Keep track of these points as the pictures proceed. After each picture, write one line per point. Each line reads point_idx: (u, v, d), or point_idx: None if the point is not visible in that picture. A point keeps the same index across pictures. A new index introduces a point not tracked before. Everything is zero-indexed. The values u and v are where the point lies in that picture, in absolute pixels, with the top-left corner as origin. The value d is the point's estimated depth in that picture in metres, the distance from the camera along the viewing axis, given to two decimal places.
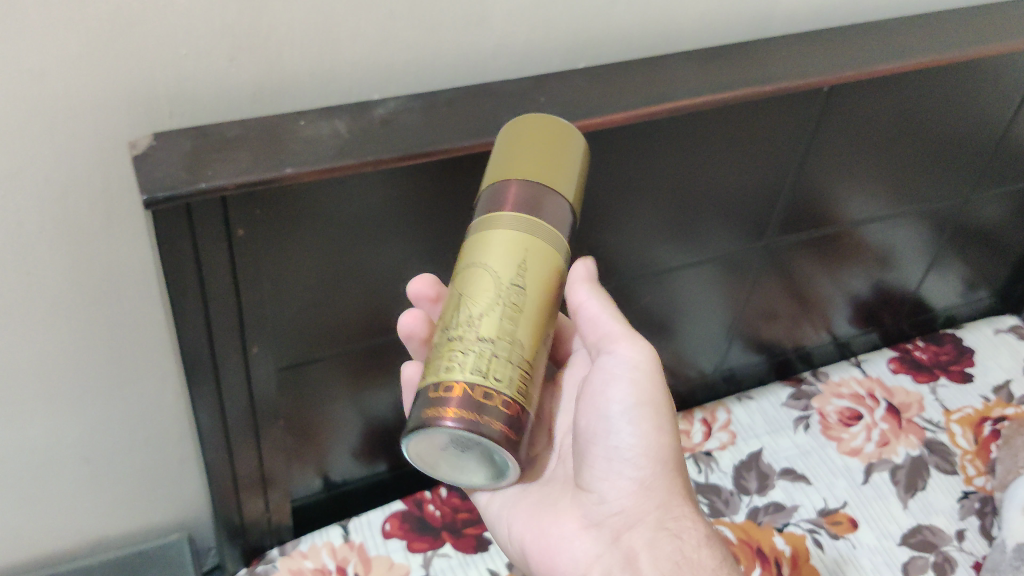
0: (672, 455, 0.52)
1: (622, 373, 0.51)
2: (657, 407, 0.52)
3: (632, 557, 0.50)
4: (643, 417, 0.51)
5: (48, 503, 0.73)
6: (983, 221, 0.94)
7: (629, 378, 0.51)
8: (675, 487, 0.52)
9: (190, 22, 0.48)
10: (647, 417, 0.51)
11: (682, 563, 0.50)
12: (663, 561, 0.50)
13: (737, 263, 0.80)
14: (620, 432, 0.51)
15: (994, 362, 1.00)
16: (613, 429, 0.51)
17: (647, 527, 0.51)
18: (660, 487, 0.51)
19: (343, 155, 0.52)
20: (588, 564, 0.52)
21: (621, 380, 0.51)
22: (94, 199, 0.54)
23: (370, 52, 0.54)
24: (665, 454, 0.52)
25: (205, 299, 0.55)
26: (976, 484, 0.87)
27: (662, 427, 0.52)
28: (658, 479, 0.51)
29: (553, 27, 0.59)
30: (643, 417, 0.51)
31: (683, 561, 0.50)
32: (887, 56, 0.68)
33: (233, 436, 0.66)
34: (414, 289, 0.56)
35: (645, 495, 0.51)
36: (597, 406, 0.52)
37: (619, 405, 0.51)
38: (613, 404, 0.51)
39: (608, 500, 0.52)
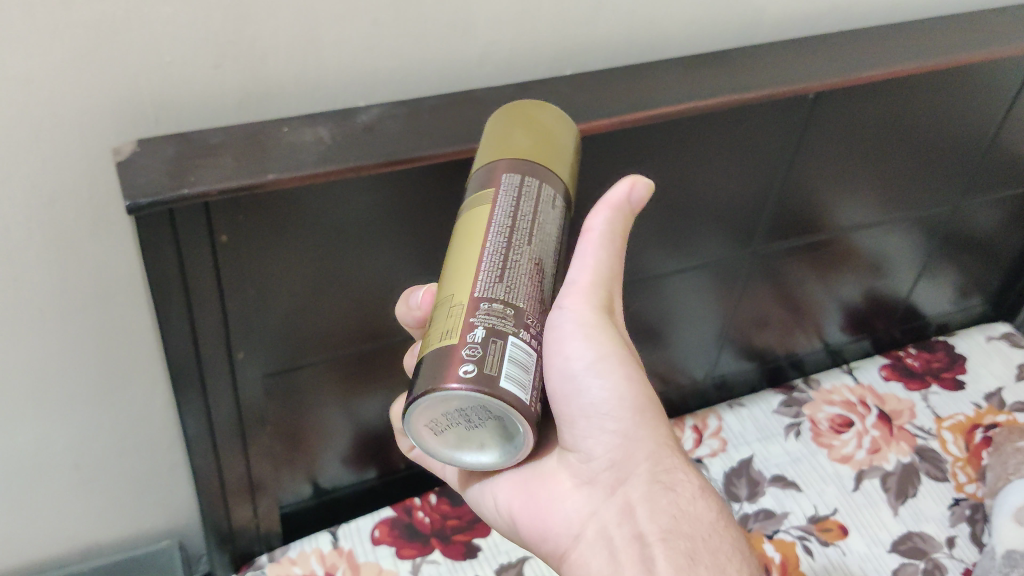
0: (645, 398, 0.49)
1: (571, 329, 0.46)
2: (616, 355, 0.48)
3: (630, 511, 0.49)
4: (610, 367, 0.48)
5: (38, 509, 0.74)
6: (975, 228, 0.94)
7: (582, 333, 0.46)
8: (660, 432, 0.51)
9: (174, 28, 0.48)
10: (613, 368, 0.48)
11: (680, 516, 0.49)
12: (660, 514, 0.49)
13: (727, 270, 0.80)
14: (591, 390, 0.47)
15: (987, 369, 1.00)
16: (583, 388, 0.47)
17: (642, 480, 0.49)
18: (649, 433, 0.50)
19: (325, 162, 0.52)
20: (582, 521, 0.50)
21: (574, 336, 0.46)
22: (81, 205, 0.54)
23: (355, 59, 0.55)
24: (641, 400, 0.49)
25: (190, 305, 0.55)
26: (967, 491, 0.87)
27: (630, 375, 0.48)
28: (639, 428, 0.49)
29: (538, 34, 0.60)
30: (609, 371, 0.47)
31: (679, 514, 0.49)
32: (872, 63, 0.68)
33: (222, 442, 0.66)
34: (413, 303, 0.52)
35: (634, 448, 0.49)
36: (557, 371, 0.46)
37: (584, 363, 0.46)
38: (574, 364, 0.46)
39: (594, 457, 0.49)
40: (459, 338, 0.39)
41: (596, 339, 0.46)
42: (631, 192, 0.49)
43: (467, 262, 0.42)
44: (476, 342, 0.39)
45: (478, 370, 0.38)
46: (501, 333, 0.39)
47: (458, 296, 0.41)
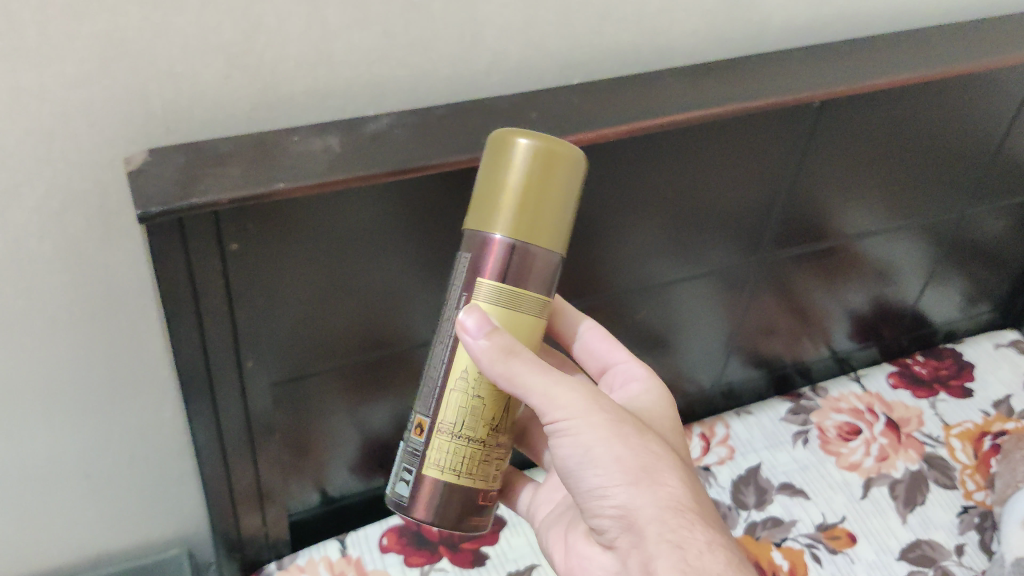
0: (648, 466, 0.45)
1: (563, 426, 0.46)
2: (608, 438, 0.45)
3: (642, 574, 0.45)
4: (604, 451, 0.45)
5: (48, 517, 0.74)
6: (981, 236, 0.94)
7: (571, 430, 0.46)
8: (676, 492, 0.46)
9: (184, 40, 0.49)
10: (604, 449, 0.45)
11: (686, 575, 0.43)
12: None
13: (735, 278, 0.80)
14: (586, 475, 0.46)
15: (995, 377, 1.00)
16: (580, 476, 0.46)
17: (647, 542, 0.45)
18: (660, 499, 0.45)
19: (335, 170, 0.53)
20: None
21: (565, 433, 0.46)
22: (91, 214, 0.55)
23: (364, 69, 0.55)
24: (636, 473, 0.45)
25: (200, 314, 0.56)
26: (976, 499, 0.86)
27: (626, 455, 0.45)
28: (641, 496, 0.45)
29: (546, 43, 0.60)
30: (597, 456, 0.45)
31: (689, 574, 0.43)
32: (877, 70, 0.68)
33: (230, 450, 0.66)
34: None
35: (643, 525, 0.45)
36: (561, 465, 0.47)
37: (575, 455, 0.46)
38: (570, 459, 0.46)
39: (610, 530, 0.47)
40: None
41: (583, 434, 0.45)
42: (468, 339, 0.44)
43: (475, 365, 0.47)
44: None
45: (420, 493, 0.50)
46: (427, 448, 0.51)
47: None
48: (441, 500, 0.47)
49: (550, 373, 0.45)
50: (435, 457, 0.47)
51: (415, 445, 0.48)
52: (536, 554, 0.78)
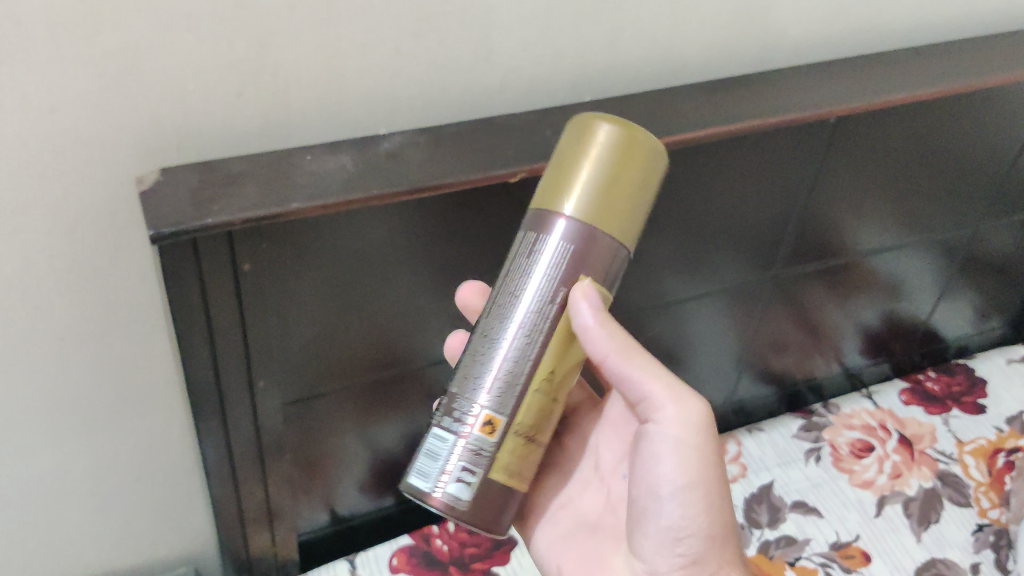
0: (719, 518, 0.50)
1: (668, 448, 0.48)
2: (705, 477, 0.49)
3: None
4: (699, 493, 0.49)
5: (54, 537, 0.73)
6: (993, 251, 0.94)
7: (675, 453, 0.48)
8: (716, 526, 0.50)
9: (196, 58, 0.48)
10: (694, 493, 0.49)
11: None
12: None
13: (747, 294, 0.80)
14: (669, 511, 0.49)
15: (1008, 393, 0.99)
16: (661, 507, 0.49)
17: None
18: (694, 529, 0.50)
19: (349, 189, 0.52)
20: None
21: (668, 455, 0.49)
22: (102, 233, 0.54)
23: (377, 86, 0.55)
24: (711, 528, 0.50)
25: (211, 334, 0.55)
26: (990, 517, 0.86)
27: (692, 480, 0.49)
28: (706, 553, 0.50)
29: (559, 60, 0.60)
30: (690, 498, 0.49)
31: None
32: (892, 87, 0.68)
33: (239, 470, 0.65)
34: (462, 296, 0.59)
35: (669, 543, 0.50)
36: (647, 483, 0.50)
37: (669, 481, 0.49)
38: (663, 483, 0.49)
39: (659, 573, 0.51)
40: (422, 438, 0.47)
41: (686, 465, 0.49)
42: (584, 311, 0.44)
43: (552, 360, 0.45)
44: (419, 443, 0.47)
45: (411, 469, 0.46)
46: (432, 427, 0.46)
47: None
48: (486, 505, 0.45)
49: (670, 381, 0.48)
50: (505, 459, 0.45)
51: (479, 443, 0.44)
52: None
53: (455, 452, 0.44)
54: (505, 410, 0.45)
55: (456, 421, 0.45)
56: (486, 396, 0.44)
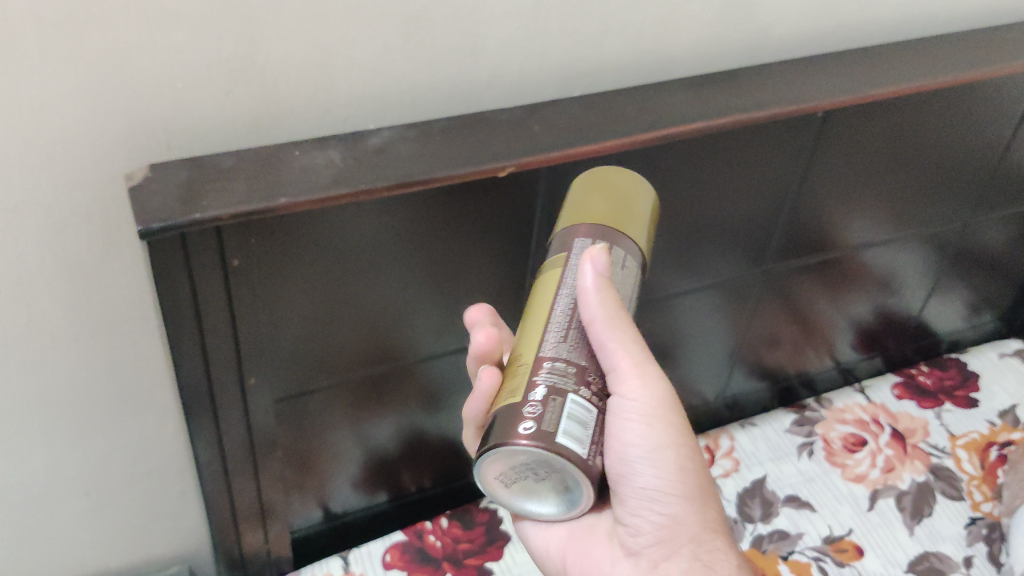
0: (691, 476, 0.50)
1: (634, 420, 0.47)
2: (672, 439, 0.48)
3: None
4: (666, 458, 0.48)
5: (47, 537, 0.73)
6: (984, 246, 0.94)
7: (643, 422, 0.47)
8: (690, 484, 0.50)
9: (186, 55, 0.48)
10: (666, 455, 0.48)
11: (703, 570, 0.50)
12: None
13: (738, 289, 0.80)
14: (643, 475, 0.48)
15: (1001, 387, 0.99)
16: (636, 473, 0.48)
17: (683, 558, 0.50)
18: (669, 487, 0.49)
19: (338, 185, 0.52)
20: None
21: (634, 426, 0.47)
22: (92, 230, 0.54)
23: (366, 82, 0.55)
24: (688, 485, 0.50)
25: (202, 331, 0.55)
26: (983, 510, 0.86)
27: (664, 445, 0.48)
28: (686, 510, 0.50)
29: (548, 56, 0.60)
30: (664, 459, 0.48)
31: None
32: (879, 81, 0.68)
33: (232, 467, 0.66)
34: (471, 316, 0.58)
35: (647, 504, 0.49)
36: (613, 454, 0.48)
37: (641, 449, 0.47)
38: (632, 452, 0.48)
39: (642, 533, 0.50)
40: (523, 396, 0.42)
41: (656, 432, 0.47)
42: (589, 272, 0.45)
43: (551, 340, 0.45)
44: (535, 401, 0.42)
45: (537, 427, 0.41)
46: (559, 389, 0.42)
47: (528, 355, 0.44)
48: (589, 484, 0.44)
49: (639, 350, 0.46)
50: None
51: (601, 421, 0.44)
52: None
53: (596, 429, 0.43)
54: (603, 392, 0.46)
55: (591, 396, 0.43)
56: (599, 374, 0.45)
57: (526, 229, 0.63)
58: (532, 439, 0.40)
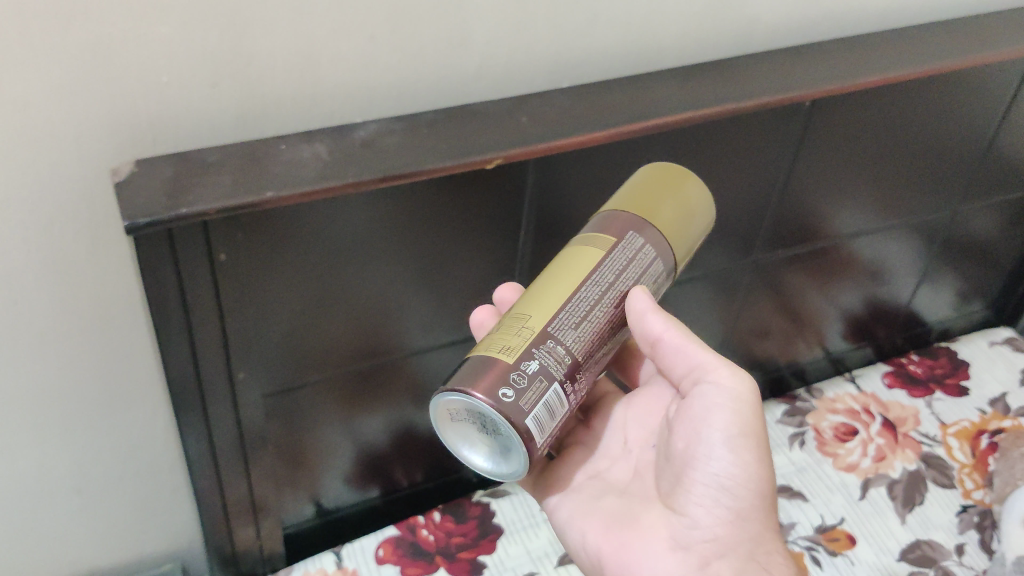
0: (767, 483, 0.52)
1: (722, 404, 0.51)
2: (755, 435, 0.51)
3: None
4: (747, 453, 0.51)
5: (38, 535, 0.73)
6: (973, 234, 0.94)
7: (729, 408, 0.51)
8: (765, 485, 0.52)
9: (171, 50, 0.48)
10: (745, 448, 0.51)
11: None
12: None
13: (727, 280, 0.80)
14: (719, 459, 0.51)
15: (991, 375, 0.99)
16: (713, 455, 0.51)
17: (738, 557, 0.51)
18: (743, 480, 0.51)
19: (325, 178, 0.52)
20: None
21: (721, 409, 0.51)
22: (78, 226, 0.54)
23: (352, 76, 0.55)
24: (761, 488, 0.51)
25: (190, 326, 0.55)
26: (975, 498, 0.86)
27: (741, 431, 0.51)
28: (753, 511, 0.51)
29: (534, 48, 0.60)
30: (743, 448, 0.51)
31: None
32: (865, 69, 0.68)
33: (222, 463, 0.65)
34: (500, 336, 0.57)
35: (714, 492, 0.51)
36: (697, 434, 0.52)
37: (721, 432, 0.51)
38: (713, 432, 0.51)
39: (701, 525, 0.51)
40: (516, 362, 0.42)
41: (739, 419, 0.51)
42: (639, 297, 0.48)
43: (550, 305, 0.45)
44: (524, 372, 0.42)
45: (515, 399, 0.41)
46: (549, 374, 0.43)
47: (538, 323, 0.44)
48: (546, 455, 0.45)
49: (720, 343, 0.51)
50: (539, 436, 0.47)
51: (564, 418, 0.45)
52: (534, 563, 0.77)
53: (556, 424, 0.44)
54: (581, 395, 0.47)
55: (570, 392, 0.44)
56: (586, 378, 0.46)
57: (514, 221, 0.63)
58: (485, 395, 0.41)
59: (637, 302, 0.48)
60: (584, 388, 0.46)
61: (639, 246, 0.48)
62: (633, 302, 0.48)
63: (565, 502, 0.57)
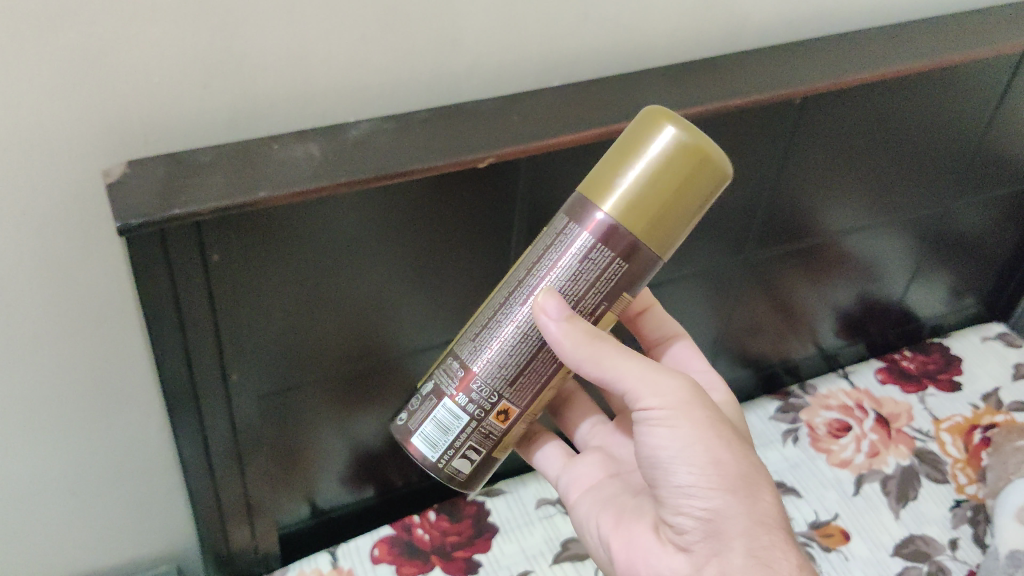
0: (739, 477, 0.49)
1: (660, 422, 0.49)
2: (707, 437, 0.49)
3: None
4: (707, 453, 0.49)
5: (33, 538, 0.73)
6: (964, 230, 0.95)
7: (668, 424, 0.49)
8: (738, 476, 0.49)
9: (162, 50, 0.48)
10: (701, 452, 0.49)
11: None
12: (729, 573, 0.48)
13: (720, 278, 0.80)
14: (678, 473, 0.49)
15: (984, 370, 1.00)
16: (671, 472, 0.50)
17: (738, 555, 0.48)
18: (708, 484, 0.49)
19: (318, 178, 0.52)
20: None
21: (661, 428, 0.49)
22: (71, 228, 0.54)
23: (344, 75, 0.55)
24: (733, 482, 0.49)
25: (184, 327, 0.55)
26: (968, 492, 0.86)
27: (689, 438, 0.49)
28: (733, 505, 0.49)
29: (526, 47, 0.60)
30: (695, 455, 0.49)
31: None
32: (856, 66, 0.68)
33: (217, 463, 0.65)
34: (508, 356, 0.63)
35: (687, 502, 0.49)
36: (652, 457, 0.51)
37: (671, 449, 0.49)
38: (664, 451, 0.50)
39: (688, 531, 0.50)
40: (424, 385, 0.53)
41: (681, 430, 0.49)
42: (547, 322, 0.47)
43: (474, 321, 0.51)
44: (422, 395, 0.52)
45: (407, 420, 0.53)
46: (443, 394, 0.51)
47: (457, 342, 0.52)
48: (475, 467, 0.53)
49: (639, 361, 0.50)
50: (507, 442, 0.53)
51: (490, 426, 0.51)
52: (529, 561, 0.77)
53: (463, 434, 0.51)
54: (518, 402, 0.51)
55: (467, 405, 0.50)
56: (507, 388, 0.50)
57: (507, 220, 0.63)
58: (404, 435, 0.53)
59: (550, 331, 0.47)
60: (513, 398, 0.50)
61: (588, 249, 0.46)
62: (545, 334, 0.47)
63: (582, 500, 0.61)
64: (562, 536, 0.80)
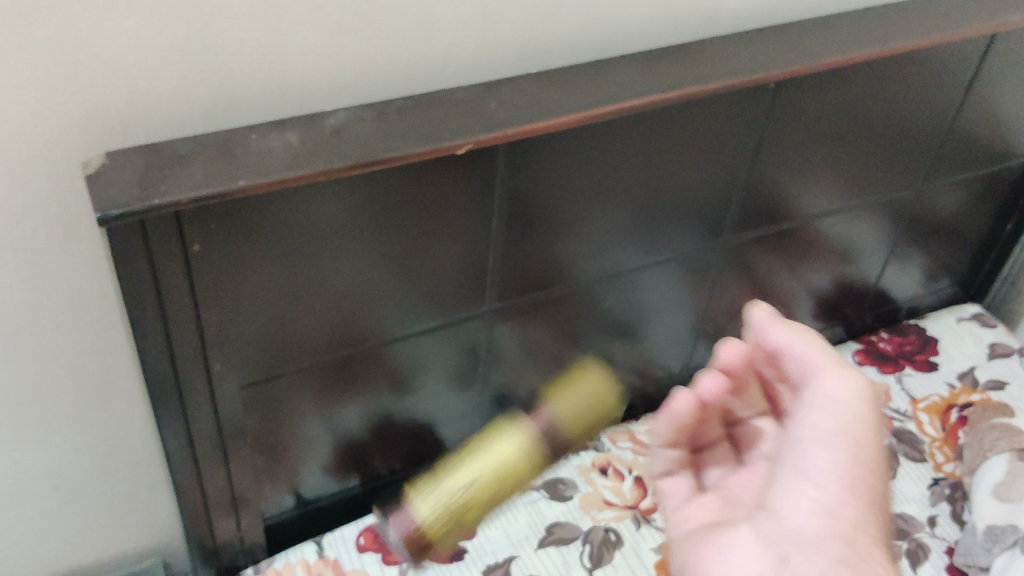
0: (871, 491, 0.53)
1: (826, 413, 0.54)
2: (863, 440, 0.53)
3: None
4: (831, 461, 0.53)
5: (18, 534, 0.73)
6: (938, 213, 0.96)
7: (831, 424, 0.54)
8: (858, 545, 0.51)
9: (138, 43, 0.48)
10: (849, 450, 0.53)
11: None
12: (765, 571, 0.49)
13: (699, 264, 0.81)
14: (817, 454, 0.53)
15: (959, 350, 1.01)
16: (809, 453, 0.54)
17: (822, 555, 0.50)
18: (844, 473, 0.52)
19: (296, 167, 0.52)
20: None
21: (822, 415, 0.54)
22: (51, 222, 0.54)
23: (320, 64, 0.55)
24: (846, 523, 0.51)
25: (165, 317, 0.55)
26: (945, 470, 0.88)
27: (845, 455, 0.53)
28: (856, 508, 0.52)
29: (502, 34, 0.60)
30: (843, 444, 0.53)
31: None
32: (828, 49, 0.69)
33: (201, 455, 0.66)
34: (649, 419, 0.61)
35: (806, 501, 0.53)
36: (798, 461, 0.54)
37: (821, 445, 0.53)
38: (815, 457, 0.53)
39: (793, 522, 0.52)
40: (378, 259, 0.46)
41: (836, 433, 0.53)
42: (757, 320, 0.58)
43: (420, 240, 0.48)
44: None
45: None
46: None
47: None
48: None
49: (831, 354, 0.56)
50: None
51: None
52: (514, 546, 0.78)
53: None
54: None
55: None
56: None
57: (486, 207, 0.64)
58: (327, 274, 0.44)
59: (758, 316, 0.58)
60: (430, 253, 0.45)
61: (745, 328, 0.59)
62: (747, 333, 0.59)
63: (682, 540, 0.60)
64: (547, 521, 0.80)
